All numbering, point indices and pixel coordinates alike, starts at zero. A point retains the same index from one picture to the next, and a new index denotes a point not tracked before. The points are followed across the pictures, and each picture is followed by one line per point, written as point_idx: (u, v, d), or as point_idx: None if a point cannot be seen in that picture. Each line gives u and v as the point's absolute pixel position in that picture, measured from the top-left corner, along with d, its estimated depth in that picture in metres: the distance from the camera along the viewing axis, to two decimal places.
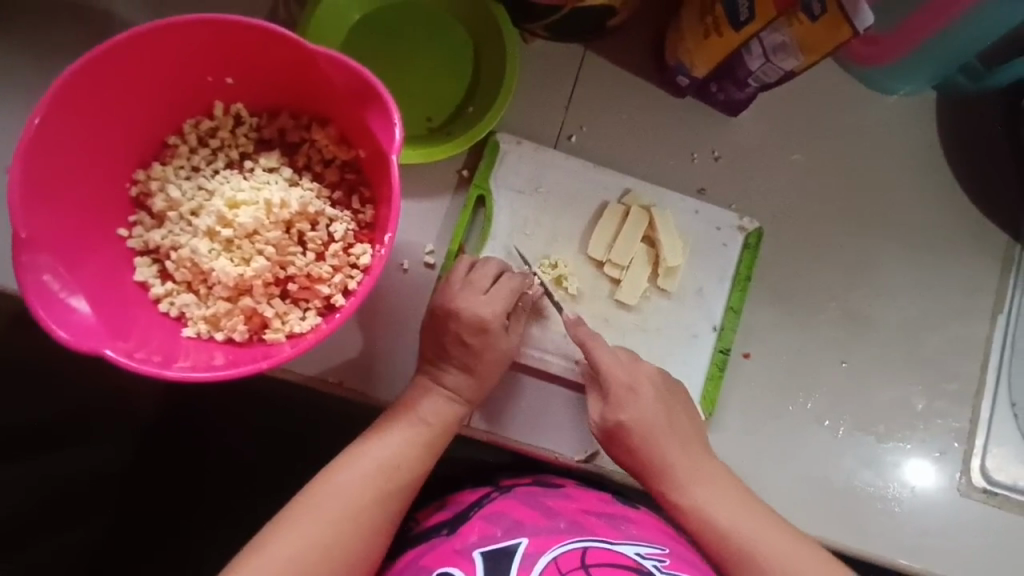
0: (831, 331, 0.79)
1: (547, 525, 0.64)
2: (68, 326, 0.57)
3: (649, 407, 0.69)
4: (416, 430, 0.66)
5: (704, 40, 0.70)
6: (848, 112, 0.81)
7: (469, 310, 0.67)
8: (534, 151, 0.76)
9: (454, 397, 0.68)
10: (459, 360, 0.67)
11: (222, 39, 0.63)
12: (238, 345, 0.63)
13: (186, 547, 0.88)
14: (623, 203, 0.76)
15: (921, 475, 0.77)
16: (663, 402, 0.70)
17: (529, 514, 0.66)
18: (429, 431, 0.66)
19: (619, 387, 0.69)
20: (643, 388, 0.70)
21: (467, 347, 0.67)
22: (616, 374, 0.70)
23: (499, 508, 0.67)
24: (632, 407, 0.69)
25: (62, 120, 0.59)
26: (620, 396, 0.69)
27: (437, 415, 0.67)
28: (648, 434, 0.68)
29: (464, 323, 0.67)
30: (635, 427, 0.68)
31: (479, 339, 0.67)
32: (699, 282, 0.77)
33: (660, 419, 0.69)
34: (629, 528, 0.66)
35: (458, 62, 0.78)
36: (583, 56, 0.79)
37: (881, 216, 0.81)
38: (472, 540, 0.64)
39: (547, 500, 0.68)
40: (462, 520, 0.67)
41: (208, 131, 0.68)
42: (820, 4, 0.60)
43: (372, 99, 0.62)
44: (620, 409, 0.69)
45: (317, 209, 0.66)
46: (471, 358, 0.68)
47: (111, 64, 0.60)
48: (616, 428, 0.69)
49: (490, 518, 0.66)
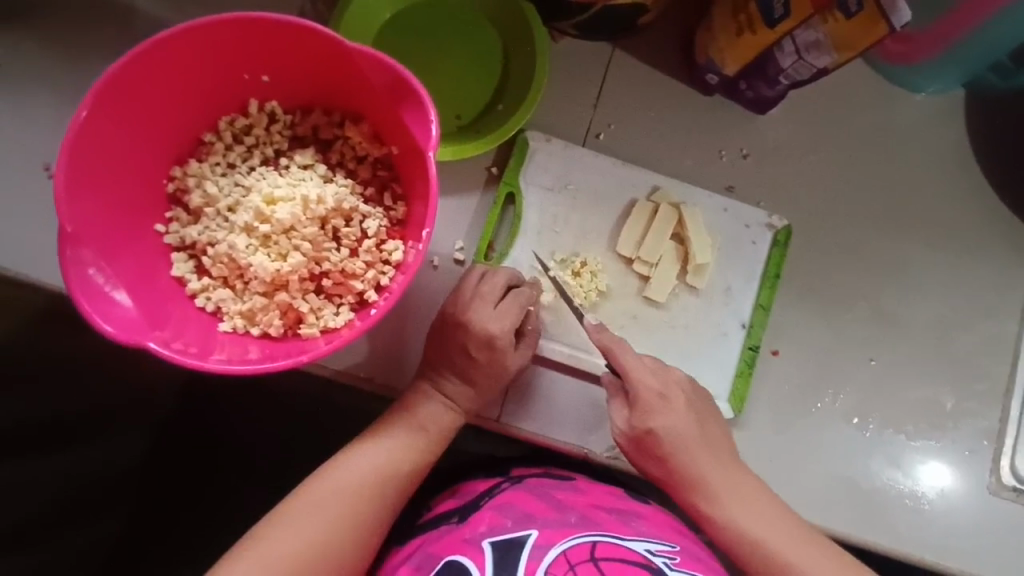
0: (859, 329, 0.79)
1: (556, 518, 0.65)
2: (111, 319, 0.58)
3: (680, 417, 0.68)
4: (415, 436, 0.67)
5: (736, 38, 0.70)
6: (877, 111, 0.81)
7: (476, 322, 0.67)
8: (562, 149, 0.77)
9: (452, 406, 0.69)
10: (460, 369, 0.68)
11: (260, 36, 0.63)
12: (273, 339, 0.64)
13: (193, 534, 0.89)
14: (652, 201, 0.76)
15: (948, 472, 0.77)
16: (692, 411, 0.69)
17: (539, 506, 0.66)
18: (426, 438, 0.67)
19: (649, 395, 0.68)
20: (674, 397, 0.69)
21: (472, 359, 0.68)
22: (647, 383, 0.69)
23: (509, 499, 0.68)
24: (662, 415, 0.68)
25: (104, 115, 0.60)
26: (652, 403, 0.68)
27: (436, 422, 0.68)
28: (677, 444, 0.68)
29: (471, 335, 0.67)
30: (665, 436, 0.68)
31: (486, 355, 0.68)
32: (728, 280, 0.77)
33: (690, 430, 0.68)
34: (639, 524, 0.66)
35: (487, 60, 0.79)
36: (611, 54, 0.79)
37: (910, 215, 0.81)
38: (481, 529, 0.64)
39: (557, 493, 0.69)
40: (472, 510, 0.68)
41: (243, 128, 0.69)
42: (857, 2, 0.61)
43: (409, 96, 0.62)
44: (650, 416, 0.68)
45: (351, 206, 0.67)
46: (472, 368, 0.68)
47: (152, 60, 0.61)
48: (646, 436, 0.68)
49: (501, 508, 0.66)
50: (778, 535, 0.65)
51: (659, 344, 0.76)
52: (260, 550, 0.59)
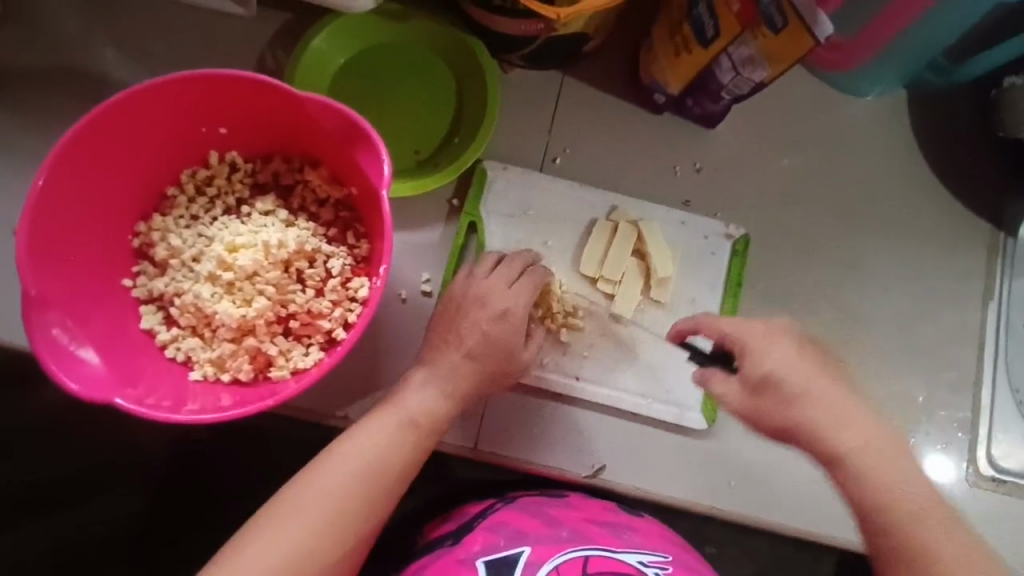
0: (827, 329, 0.80)
1: (549, 534, 0.66)
2: (79, 379, 0.59)
3: (790, 357, 0.64)
4: (404, 428, 0.62)
5: (675, 58, 0.73)
6: (825, 117, 0.83)
7: (489, 293, 0.67)
8: (520, 176, 0.79)
9: (449, 394, 0.64)
10: (471, 348, 0.65)
11: (214, 91, 0.65)
12: (244, 384, 0.65)
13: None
14: (611, 220, 0.78)
15: (951, 465, 0.79)
16: (800, 351, 0.65)
17: (531, 524, 0.67)
18: (418, 431, 0.62)
19: (754, 340, 0.65)
20: (779, 341, 0.65)
21: (485, 336, 0.65)
22: (745, 331, 0.66)
23: (501, 518, 0.68)
24: (767, 358, 0.64)
25: (63, 179, 0.62)
26: (754, 347, 0.65)
27: (427, 415, 0.63)
28: (794, 384, 0.63)
29: (488, 310, 0.66)
30: (779, 379, 0.63)
31: (500, 329, 0.66)
32: (692, 291, 0.79)
33: (803, 370, 0.63)
34: (631, 536, 0.67)
35: (442, 96, 0.81)
36: (561, 82, 0.81)
37: (867, 214, 0.83)
38: (475, 549, 0.65)
39: (550, 509, 0.69)
40: (466, 530, 0.68)
41: (205, 179, 0.71)
42: (781, 17, 0.62)
43: (360, 138, 0.64)
44: (761, 361, 0.64)
45: (314, 247, 0.68)
46: (483, 346, 0.65)
47: (109, 122, 0.63)
48: (762, 385, 0.64)
49: (493, 528, 0.67)
50: (905, 479, 0.60)
51: (628, 361, 0.77)
52: (234, 563, 0.53)
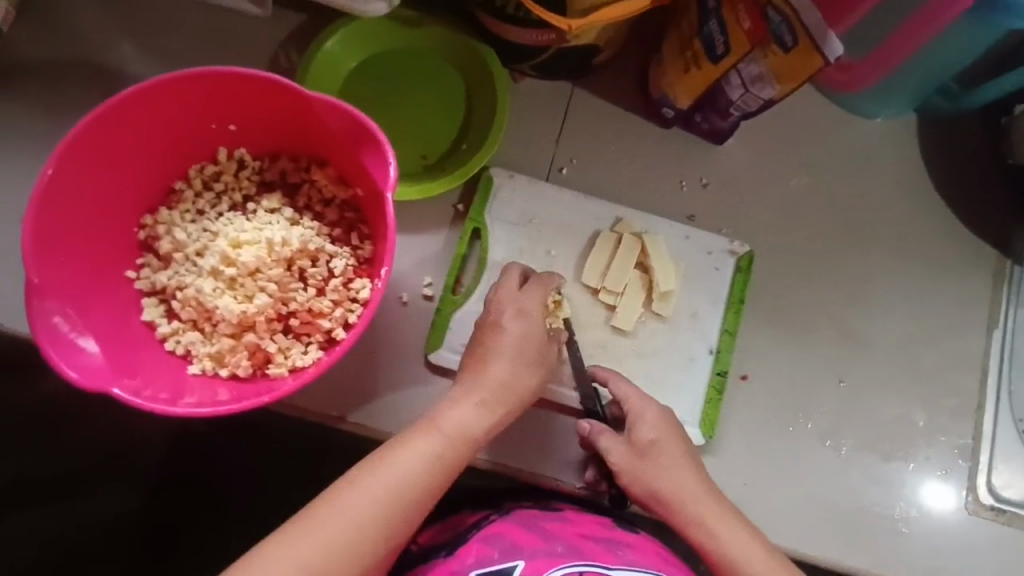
0: (829, 350, 0.80)
1: (544, 548, 0.66)
2: (78, 367, 0.59)
3: (667, 427, 0.69)
4: (437, 447, 0.61)
5: (685, 73, 0.73)
6: (833, 137, 0.83)
7: (515, 300, 0.67)
8: (526, 185, 0.79)
9: (483, 408, 0.63)
10: (502, 354, 0.65)
11: (226, 89, 0.66)
12: (242, 380, 0.65)
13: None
14: (615, 231, 0.78)
15: (951, 491, 0.77)
16: (674, 425, 0.69)
17: (527, 537, 0.67)
18: (451, 449, 0.61)
19: (637, 407, 0.69)
20: (658, 410, 0.69)
21: (514, 339, 0.66)
22: (634, 397, 0.70)
23: (496, 530, 0.68)
24: (648, 424, 0.68)
25: (72, 169, 0.62)
26: (637, 414, 0.69)
27: (459, 430, 0.62)
28: (665, 451, 0.68)
29: (513, 314, 0.66)
30: (654, 446, 0.68)
31: (528, 334, 0.66)
32: (694, 306, 0.78)
33: (675, 439, 0.68)
34: (626, 553, 0.67)
35: (452, 102, 0.82)
36: (571, 92, 0.82)
37: (872, 236, 0.82)
38: (469, 561, 0.66)
39: (545, 523, 0.69)
40: (460, 542, 0.68)
41: (213, 175, 0.71)
42: (791, 36, 0.62)
43: (368, 140, 0.64)
44: (642, 428, 0.68)
45: (317, 246, 0.69)
46: (516, 350, 0.66)
47: (120, 115, 0.63)
48: (646, 448, 0.68)
49: (488, 539, 0.67)
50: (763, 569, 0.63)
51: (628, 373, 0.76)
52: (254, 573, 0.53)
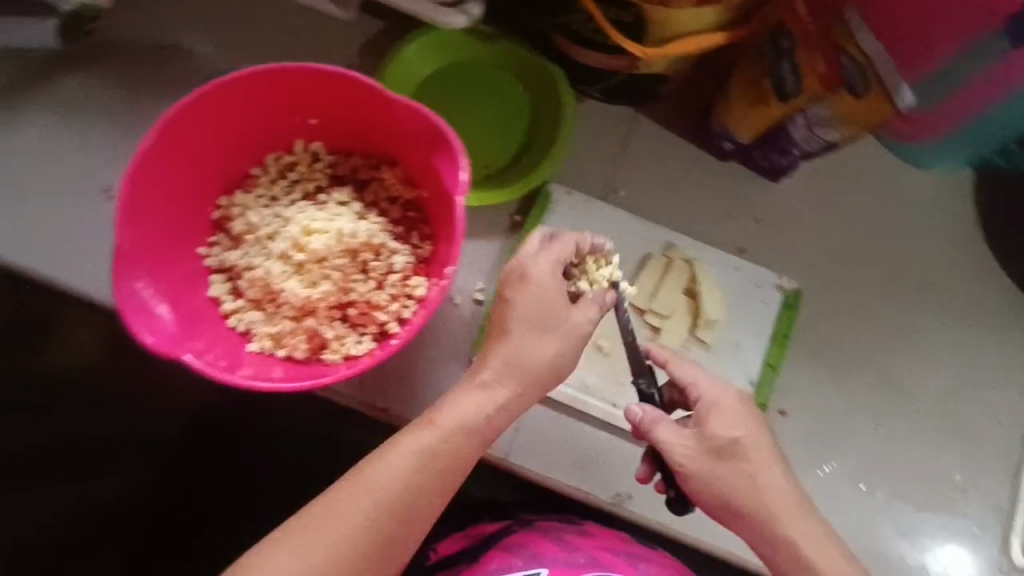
0: (868, 395, 0.80)
1: (565, 559, 0.67)
2: (153, 332, 0.62)
3: (741, 418, 0.65)
4: (440, 443, 0.59)
5: (751, 109, 0.75)
6: (887, 186, 0.85)
7: (534, 277, 0.63)
8: (583, 202, 0.81)
9: (490, 395, 0.61)
10: (519, 332, 0.62)
11: (315, 85, 0.69)
12: (297, 362, 0.68)
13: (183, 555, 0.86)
14: (665, 255, 0.80)
15: (984, 551, 0.77)
16: (750, 414, 0.65)
17: (548, 546, 0.69)
18: (454, 443, 0.59)
19: (709, 398, 0.65)
20: (729, 399, 0.65)
21: (527, 321, 0.62)
22: (702, 386, 0.66)
23: (518, 539, 0.70)
24: (722, 417, 0.64)
25: (166, 147, 0.66)
26: (708, 405, 0.65)
27: (462, 421, 0.60)
28: (740, 446, 0.63)
29: (526, 294, 0.63)
30: (728, 439, 0.63)
31: (541, 313, 0.63)
32: (738, 337, 0.79)
33: (750, 432, 0.64)
34: (646, 566, 0.69)
35: (517, 116, 0.84)
36: (633, 118, 0.84)
37: (920, 287, 0.83)
38: (491, 567, 0.67)
39: (565, 534, 0.71)
40: (481, 549, 0.71)
41: (288, 164, 0.74)
42: (864, 86, 0.65)
43: (443, 145, 0.67)
44: (714, 420, 0.64)
45: (381, 241, 0.71)
46: (531, 326, 0.62)
47: (215, 101, 0.67)
48: (716, 442, 0.63)
49: (509, 547, 0.69)
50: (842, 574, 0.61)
51: None
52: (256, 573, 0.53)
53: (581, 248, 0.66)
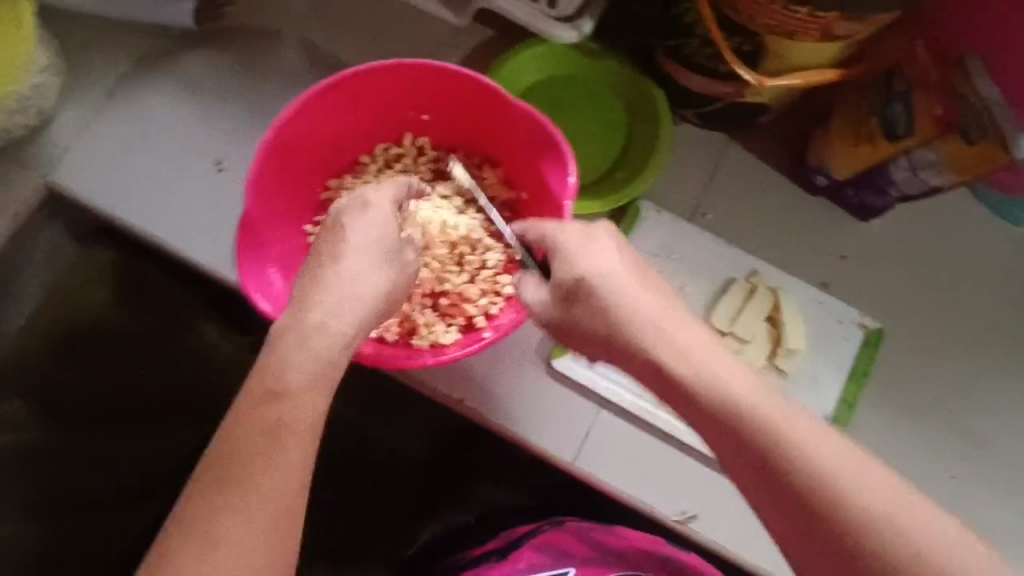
0: (943, 442, 0.79)
1: (592, 558, 0.78)
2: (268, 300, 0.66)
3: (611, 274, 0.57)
4: (267, 396, 0.52)
5: (854, 146, 0.76)
6: (981, 236, 0.84)
7: (376, 208, 0.62)
8: (671, 222, 0.82)
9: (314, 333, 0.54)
10: (353, 257, 0.58)
11: (436, 83, 0.72)
12: (386, 343, 0.70)
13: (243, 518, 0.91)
14: (750, 282, 0.80)
15: None
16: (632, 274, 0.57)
17: (576, 546, 0.78)
18: (283, 392, 0.52)
19: (563, 259, 0.59)
20: (585, 257, 0.58)
21: (365, 246, 0.60)
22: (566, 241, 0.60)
23: (548, 539, 0.78)
24: (568, 272, 0.58)
25: (294, 127, 0.70)
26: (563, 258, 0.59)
27: (310, 366, 0.53)
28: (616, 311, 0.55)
29: (347, 220, 0.61)
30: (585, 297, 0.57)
31: (395, 245, 0.60)
32: (815, 370, 0.79)
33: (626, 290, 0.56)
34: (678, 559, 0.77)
35: (612, 132, 0.86)
36: (726, 143, 0.85)
37: (1006, 340, 0.82)
38: (522, 566, 0.77)
39: (595, 535, 0.79)
40: (513, 547, 0.78)
41: (394, 155, 0.78)
42: (978, 133, 0.67)
43: (552, 151, 0.70)
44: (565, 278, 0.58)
45: (479, 237, 0.73)
46: (380, 252, 0.59)
47: (344, 89, 0.71)
48: (581, 302, 0.58)
49: (539, 548, 0.78)
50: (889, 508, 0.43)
51: None
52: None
53: (413, 187, 0.67)
